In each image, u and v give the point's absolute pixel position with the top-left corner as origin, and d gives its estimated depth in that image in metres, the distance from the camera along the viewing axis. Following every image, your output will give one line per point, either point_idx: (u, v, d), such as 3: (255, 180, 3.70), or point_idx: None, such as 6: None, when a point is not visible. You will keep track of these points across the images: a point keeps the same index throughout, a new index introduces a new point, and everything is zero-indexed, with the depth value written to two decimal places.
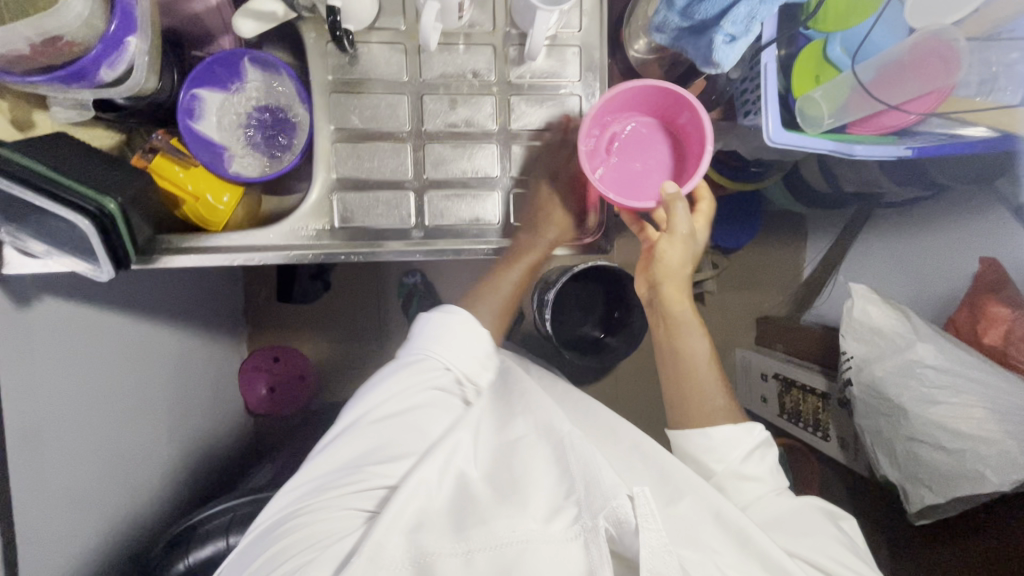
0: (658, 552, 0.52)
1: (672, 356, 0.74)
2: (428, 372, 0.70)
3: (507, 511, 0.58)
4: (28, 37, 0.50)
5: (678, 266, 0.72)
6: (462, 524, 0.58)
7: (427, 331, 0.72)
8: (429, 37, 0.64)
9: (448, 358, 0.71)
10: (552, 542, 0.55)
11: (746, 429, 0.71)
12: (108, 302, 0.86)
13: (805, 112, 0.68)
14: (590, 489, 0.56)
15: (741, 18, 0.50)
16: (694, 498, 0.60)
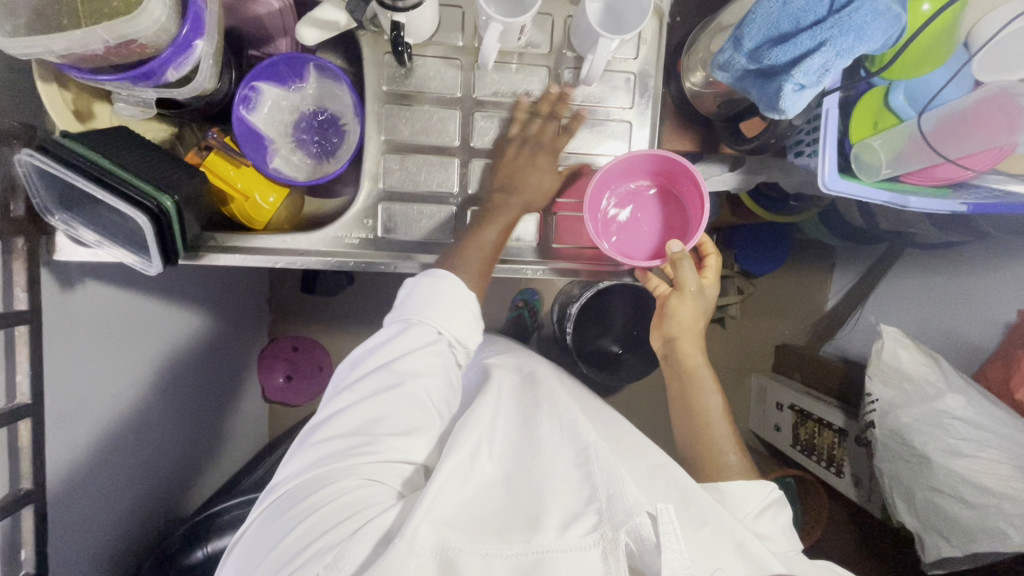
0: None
1: (690, 416, 0.73)
2: (435, 337, 0.62)
3: (525, 523, 0.53)
4: (106, 41, 0.51)
5: (693, 322, 0.74)
6: (486, 527, 0.53)
7: (435, 292, 0.64)
8: (487, 56, 0.64)
9: (450, 324, 0.63)
10: (577, 552, 0.49)
11: (754, 485, 0.66)
12: (147, 289, 0.87)
13: (861, 158, 0.67)
14: (613, 502, 0.52)
15: (815, 68, 0.49)
16: (716, 528, 0.55)
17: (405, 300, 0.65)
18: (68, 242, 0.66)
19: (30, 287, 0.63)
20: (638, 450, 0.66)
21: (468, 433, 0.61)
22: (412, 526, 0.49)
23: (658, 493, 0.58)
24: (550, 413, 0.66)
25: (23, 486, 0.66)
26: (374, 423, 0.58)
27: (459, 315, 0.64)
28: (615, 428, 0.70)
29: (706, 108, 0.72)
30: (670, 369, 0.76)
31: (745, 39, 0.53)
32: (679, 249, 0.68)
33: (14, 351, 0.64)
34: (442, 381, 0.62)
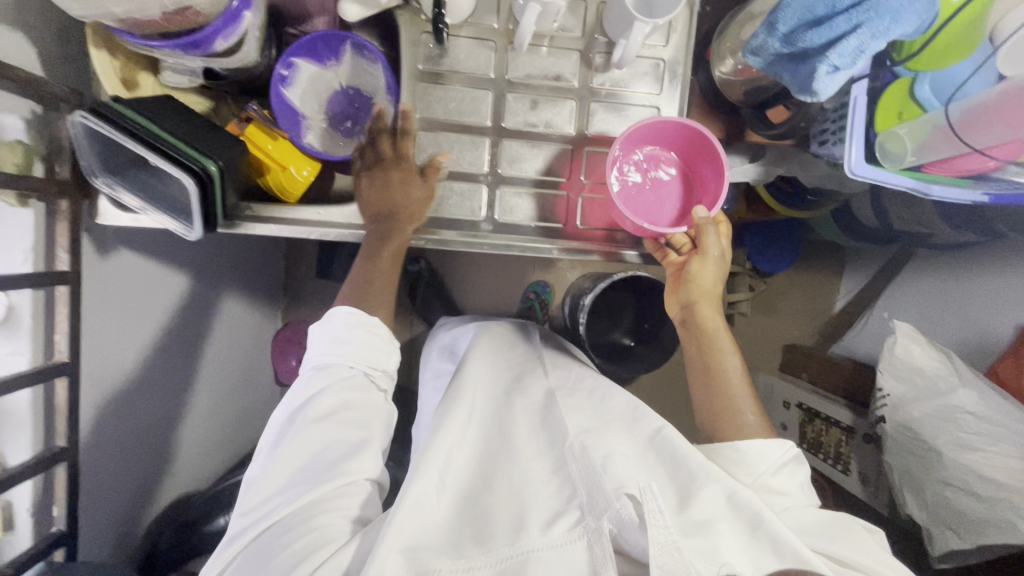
0: (669, 551, 0.48)
1: (710, 379, 0.75)
2: (349, 372, 0.68)
3: (507, 527, 0.55)
4: (163, 7, 0.52)
5: (711, 284, 0.74)
6: (466, 538, 0.55)
7: (341, 330, 0.70)
8: (523, 38, 0.66)
9: (358, 355, 0.69)
10: (562, 547, 0.52)
11: (771, 443, 0.68)
12: (174, 261, 0.89)
13: (886, 147, 0.68)
14: (592, 492, 0.55)
15: (850, 50, 0.50)
16: (707, 483, 0.57)
17: (325, 345, 0.70)
18: (109, 207, 0.68)
19: (72, 249, 0.65)
20: (618, 419, 0.67)
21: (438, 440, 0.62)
22: (381, 558, 0.50)
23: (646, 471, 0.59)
24: (537, 418, 0.68)
25: (58, 444, 0.67)
26: (317, 462, 0.61)
27: (370, 345, 0.71)
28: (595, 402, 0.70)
29: (734, 96, 0.73)
30: (688, 331, 0.78)
31: (780, 23, 0.54)
32: (705, 216, 0.68)
33: (54, 312, 0.66)
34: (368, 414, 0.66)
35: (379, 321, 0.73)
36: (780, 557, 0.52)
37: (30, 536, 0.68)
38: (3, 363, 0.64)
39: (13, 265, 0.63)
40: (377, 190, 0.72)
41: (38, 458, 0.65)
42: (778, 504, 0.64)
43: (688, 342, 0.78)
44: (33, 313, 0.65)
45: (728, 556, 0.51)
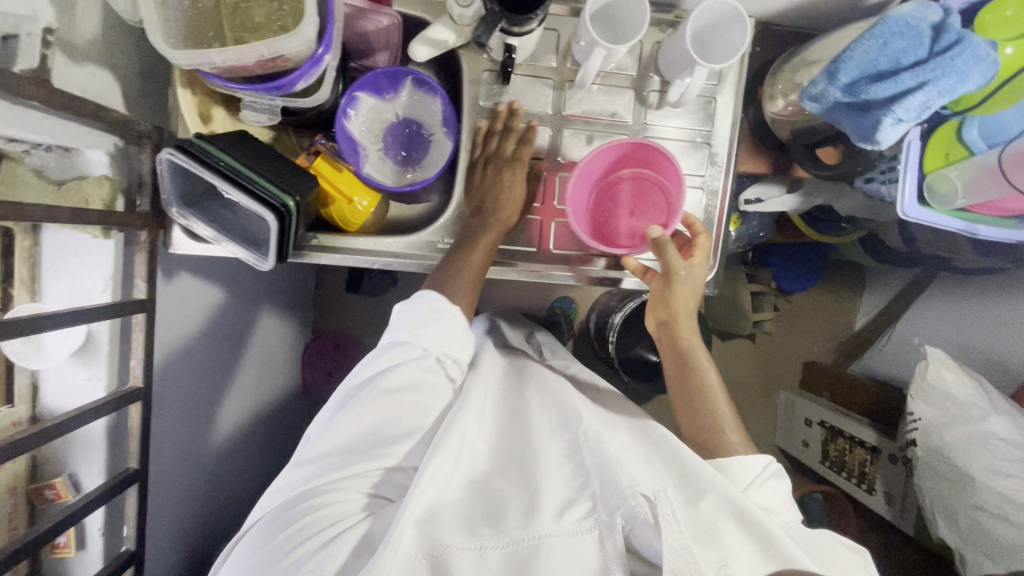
0: (682, 556, 0.48)
1: (694, 394, 0.72)
2: (421, 354, 0.63)
3: (520, 511, 0.55)
4: (260, 55, 0.54)
5: (688, 303, 0.73)
6: (476, 520, 0.56)
7: (421, 314, 0.65)
8: (587, 78, 0.69)
9: (431, 339, 0.64)
10: (574, 538, 0.52)
11: (752, 457, 0.67)
12: (227, 283, 0.91)
13: (935, 188, 0.70)
14: (606, 485, 0.54)
15: (916, 105, 0.53)
16: (716, 496, 0.57)
17: (399, 324, 0.65)
18: (183, 236, 0.70)
19: (149, 278, 0.68)
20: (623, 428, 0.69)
21: (460, 419, 0.62)
22: (398, 532, 0.51)
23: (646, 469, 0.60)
24: (532, 412, 0.68)
25: (130, 466, 0.69)
26: (364, 440, 0.60)
27: (451, 329, 0.65)
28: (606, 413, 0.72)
29: (783, 135, 0.76)
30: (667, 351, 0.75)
31: (842, 74, 0.57)
32: (660, 234, 0.69)
33: (130, 338, 0.68)
34: (426, 401, 0.64)
35: (459, 311, 0.66)
36: (776, 560, 0.52)
37: (101, 554, 0.70)
38: (82, 389, 0.67)
39: (94, 295, 0.66)
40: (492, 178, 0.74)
41: (112, 481, 0.67)
42: (775, 518, 0.63)
43: (666, 352, 0.74)
44: (111, 340, 0.67)
45: (738, 571, 0.52)
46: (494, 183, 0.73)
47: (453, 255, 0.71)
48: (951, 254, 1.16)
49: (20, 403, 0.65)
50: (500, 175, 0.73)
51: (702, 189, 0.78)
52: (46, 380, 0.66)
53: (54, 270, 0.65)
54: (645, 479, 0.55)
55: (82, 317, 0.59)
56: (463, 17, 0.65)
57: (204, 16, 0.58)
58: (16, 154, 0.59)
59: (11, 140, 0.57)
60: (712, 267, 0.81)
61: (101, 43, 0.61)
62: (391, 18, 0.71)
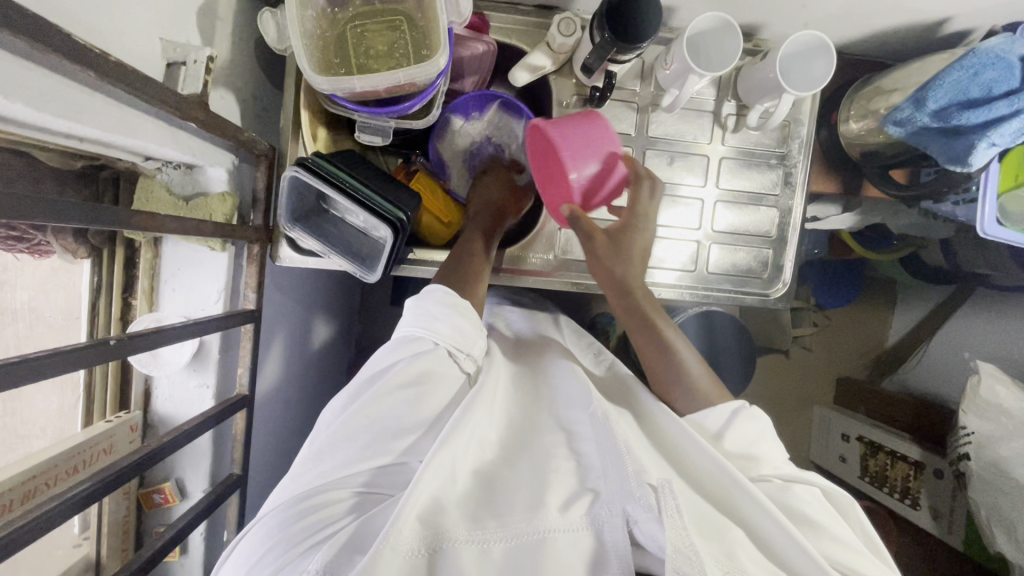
0: (686, 554, 0.46)
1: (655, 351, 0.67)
2: (432, 346, 0.61)
3: (527, 503, 0.52)
4: (393, 81, 0.58)
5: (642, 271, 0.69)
6: (480, 509, 0.52)
7: (432, 306, 0.63)
8: (678, 102, 0.74)
9: (447, 336, 0.61)
10: (577, 531, 0.50)
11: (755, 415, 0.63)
12: (306, 296, 0.94)
13: (1008, 208, 0.73)
14: (614, 479, 0.51)
15: (1011, 131, 0.58)
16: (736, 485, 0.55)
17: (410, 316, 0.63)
18: (289, 249, 0.74)
19: (258, 290, 0.70)
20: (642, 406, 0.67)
21: (473, 414, 0.58)
22: (399, 526, 0.46)
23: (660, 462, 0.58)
24: (549, 405, 0.67)
25: (231, 472, 0.71)
26: (376, 434, 0.55)
27: (462, 327, 0.63)
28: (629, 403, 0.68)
29: (854, 156, 0.80)
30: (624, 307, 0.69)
31: (932, 101, 0.60)
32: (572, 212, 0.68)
33: (239, 347, 0.70)
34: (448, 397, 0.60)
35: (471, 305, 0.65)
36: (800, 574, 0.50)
37: (201, 559, 0.71)
38: (192, 396, 0.69)
39: (207, 305, 0.69)
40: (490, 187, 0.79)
41: (219, 486, 0.68)
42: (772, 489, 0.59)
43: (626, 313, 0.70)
44: (220, 348, 0.70)
45: (745, 562, 0.49)
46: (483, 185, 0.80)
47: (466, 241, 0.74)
48: (994, 271, 1.19)
49: (134, 409, 0.68)
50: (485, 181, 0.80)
51: (777, 208, 0.82)
52: (158, 388, 0.69)
53: (170, 282, 0.68)
54: (652, 469, 0.54)
55: (196, 328, 0.59)
56: (564, 46, 0.70)
57: (330, 45, 0.63)
58: (150, 171, 0.62)
59: (148, 159, 0.60)
60: (784, 283, 0.84)
61: (229, 67, 0.64)
62: (488, 45, 0.74)
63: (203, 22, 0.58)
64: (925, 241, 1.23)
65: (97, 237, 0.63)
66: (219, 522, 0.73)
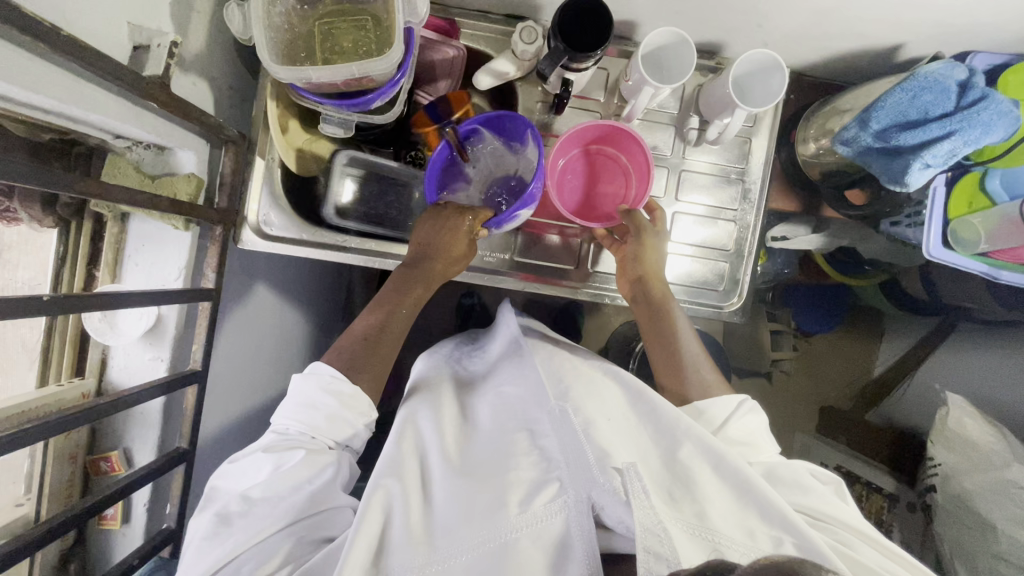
0: (654, 533, 0.49)
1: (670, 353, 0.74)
2: (312, 440, 0.62)
3: (489, 504, 0.56)
4: (350, 74, 0.61)
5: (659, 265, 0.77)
6: (445, 518, 0.57)
7: (313, 390, 0.64)
8: (636, 111, 0.76)
9: (326, 430, 0.62)
10: (541, 523, 0.54)
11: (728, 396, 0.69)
12: (277, 284, 0.96)
13: (958, 233, 0.73)
14: (571, 471, 0.57)
15: (943, 153, 0.59)
16: (693, 446, 0.60)
17: (293, 406, 0.64)
18: (252, 234, 0.77)
19: (218, 269, 0.73)
20: (598, 380, 0.73)
21: (401, 441, 0.66)
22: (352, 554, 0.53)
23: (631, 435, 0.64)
24: (499, 393, 0.72)
25: (179, 445, 0.73)
26: (280, 505, 0.57)
27: (343, 417, 0.64)
28: (579, 377, 0.72)
29: (813, 175, 0.81)
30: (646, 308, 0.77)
31: (873, 121, 0.62)
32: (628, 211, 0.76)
33: (196, 324, 0.73)
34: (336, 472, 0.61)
35: (359, 391, 0.66)
36: (768, 522, 0.53)
37: (143, 529, 0.73)
38: (145, 368, 0.71)
39: (168, 281, 0.71)
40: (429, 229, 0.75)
41: (163, 457, 0.70)
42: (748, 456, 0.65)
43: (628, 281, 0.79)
44: (177, 324, 0.72)
45: (714, 519, 0.53)
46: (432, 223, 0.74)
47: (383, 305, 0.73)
48: (972, 303, 1.17)
49: (89, 377, 0.70)
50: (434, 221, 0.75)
51: (736, 223, 0.83)
52: (115, 357, 0.71)
53: (133, 257, 0.71)
54: (622, 452, 0.59)
55: (153, 297, 0.63)
56: (526, 53, 0.72)
57: (298, 39, 0.66)
58: (120, 149, 0.65)
59: (118, 137, 0.64)
60: (740, 296, 0.85)
61: (203, 56, 0.68)
62: (457, 51, 0.78)
63: (177, 12, 0.62)
64: (903, 268, 1.22)
65: (65, 208, 0.67)
66: (164, 495, 0.74)
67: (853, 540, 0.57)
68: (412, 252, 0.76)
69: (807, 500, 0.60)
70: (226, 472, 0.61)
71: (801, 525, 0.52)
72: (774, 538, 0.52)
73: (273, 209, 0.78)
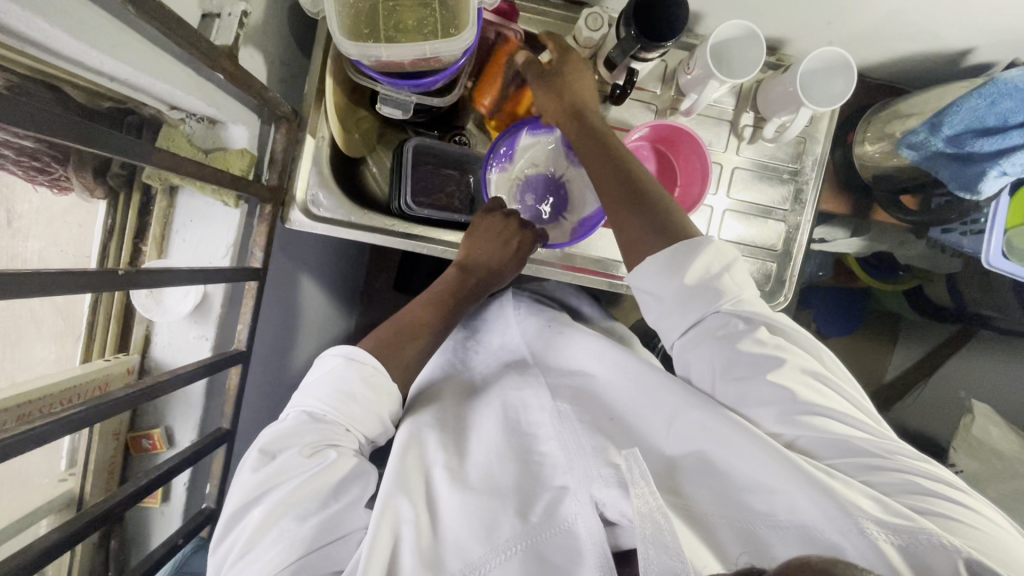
0: (652, 517, 0.45)
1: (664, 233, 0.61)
2: (345, 435, 0.58)
3: (503, 516, 0.55)
4: (420, 54, 0.60)
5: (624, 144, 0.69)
6: (460, 528, 0.55)
7: (349, 380, 0.59)
8: (696, 104, 0.74)
9: (361, 422, 0.59)
10: (552, 529, 0.53)
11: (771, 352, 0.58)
12: (311, 264, 0.94)
13: (1014, 242, 0.72)
14: (577, 475, 0.56)
15: (1021, 160, 0.59)
16: (691, 414, 0.57)
17: (326, 395, 0.59)
18: (301, 214, 0.74)
19: (265, 248, 0.71)
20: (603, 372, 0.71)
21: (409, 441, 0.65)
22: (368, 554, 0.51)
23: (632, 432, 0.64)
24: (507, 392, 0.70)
25: (220, 425, 0.71)
26: (312, 516, 0.52)
27: (377, 411, 0.60)
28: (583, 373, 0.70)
29: (866, 177, 0.81)
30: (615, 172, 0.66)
31: (947, 126, 0.61)
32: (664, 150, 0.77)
33: (242, 303, 0.71)
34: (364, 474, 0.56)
35: (394, 386, 0.63)
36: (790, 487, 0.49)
37: (182, 508, 0.72)
38: (190, 346, 0.70)
39: (215, 259, 0.70)
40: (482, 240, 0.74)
41: (207, 438, 0.69)
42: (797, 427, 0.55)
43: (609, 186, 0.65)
44: (223, 303, 0.71)
45: (709, 507, 0.51)
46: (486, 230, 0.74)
47: (434, 302, 0.73)
48: (999, 313, 1.17)
49: (133, 353, 0.69)
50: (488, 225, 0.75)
51: (785, 223, 0.83)
52: (159, 334, 0.70)
53: (181, 232, 0.69)
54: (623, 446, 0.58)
55: (206, 275, 0.62)
56: (590, 40, 0.71)
57: (361, 13, 0.63)
58: (175, 121, 0.63)
59: (174, 107, 0.62)
60: (786, 297, 0.84)
61: (261, 27, 0.66)
62: (516, 34, 0.76)
63: None
64: (931, 274, 1.22)
65: (116, 179, 0.65)
66: (203, 474, 0.74)
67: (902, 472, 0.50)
68: (464, 257, 0.75)
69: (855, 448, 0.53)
70: (246, 479, 0.54)
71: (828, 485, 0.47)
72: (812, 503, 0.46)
73: (321, 190, 0.75)
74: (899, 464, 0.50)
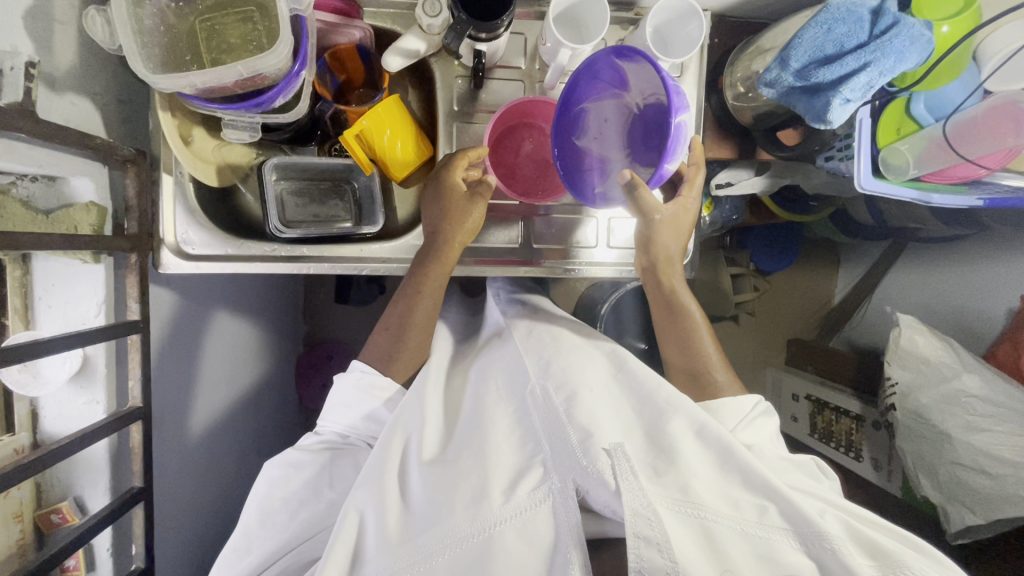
0: (644, 515, 0.48)
1: (683, 342, 0.76)
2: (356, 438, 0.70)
3: (470, 496, 0.54)
4: (239, 75, 0.57)
5: (670, 245, 0.77)
6: (433, 511, 0.55)
7: (350, 388, 0.71)
8: (555, 75, 0.73)
9: (363, 427, 0.70)
10: (523, 511, 0.52)
11: (741, 399, 0.70)
12: (214, 299, 0.91)
13: (889, 162, 0.74)
14: (556, 451, 0.56)
15: (860, 85, 0.58)
16: (678, 416, 0.60)
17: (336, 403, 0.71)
18: (172, 256, 0.73)
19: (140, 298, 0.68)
20: (594, 355, 0.74)
21: (392, 433, 0.64)
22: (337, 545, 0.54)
23: (615, 407, 0.64)
24: (487, 386, 0.70)
25: (132, 485, 0.69)
26: (299, 510, 0.63)
27: (374, 412, 0.70)
28: (558, 351, 0.73)
29: (745, 119, 0.80)
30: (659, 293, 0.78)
31: (793, 60, 0.60)
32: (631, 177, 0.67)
33: (128, 359, 0.69)
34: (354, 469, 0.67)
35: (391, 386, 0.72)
36: (748, 486, 0.54)
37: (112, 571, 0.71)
38: (82, 413, 0.68)
39: (88, 320, 0.67)
40: (439, 205, 0.74)
41: (117, 500, 0.67)
42: (758, 455, 0.64)
43: (659, 317, 0.78)
44: (106, 363, 0.68)
45: (698, 492, 0.52)
46: (439, 197, 0.74)
47: (413, 282, 0.75)
48: (917, 224, 1.17)
49: (20, 431, 0.66)
50: (438, 186, 0.74)
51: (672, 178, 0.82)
52: (45, 407, 0.68)
53: (44, 299, 0.66)
54: (606, 430, 0.57)
55: (75, 341, 0.59)
56: (433, 27, 0.67)
57: (180, 40, 0.60)
58: None
59: None
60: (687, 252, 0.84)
61: (80, 72, 0.62)
62: (363, 31, 0.73)
63: (35, 27, 0.56)
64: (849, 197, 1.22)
65: None
66: (127, 535, 0.72)
67: (860, 516, 0.56)
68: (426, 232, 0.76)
69: (793, 481, 0.60)
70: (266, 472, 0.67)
71: (786, 497, 0.52)
72: (755, 502, 0.53)
73: (191, 226, 0.74)
74: (840, 504, 0.57)
